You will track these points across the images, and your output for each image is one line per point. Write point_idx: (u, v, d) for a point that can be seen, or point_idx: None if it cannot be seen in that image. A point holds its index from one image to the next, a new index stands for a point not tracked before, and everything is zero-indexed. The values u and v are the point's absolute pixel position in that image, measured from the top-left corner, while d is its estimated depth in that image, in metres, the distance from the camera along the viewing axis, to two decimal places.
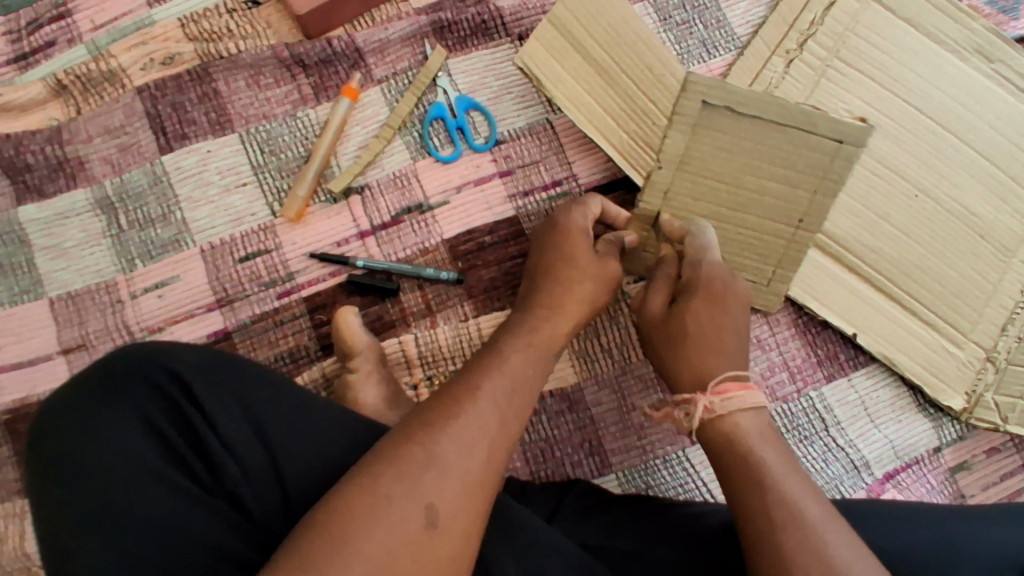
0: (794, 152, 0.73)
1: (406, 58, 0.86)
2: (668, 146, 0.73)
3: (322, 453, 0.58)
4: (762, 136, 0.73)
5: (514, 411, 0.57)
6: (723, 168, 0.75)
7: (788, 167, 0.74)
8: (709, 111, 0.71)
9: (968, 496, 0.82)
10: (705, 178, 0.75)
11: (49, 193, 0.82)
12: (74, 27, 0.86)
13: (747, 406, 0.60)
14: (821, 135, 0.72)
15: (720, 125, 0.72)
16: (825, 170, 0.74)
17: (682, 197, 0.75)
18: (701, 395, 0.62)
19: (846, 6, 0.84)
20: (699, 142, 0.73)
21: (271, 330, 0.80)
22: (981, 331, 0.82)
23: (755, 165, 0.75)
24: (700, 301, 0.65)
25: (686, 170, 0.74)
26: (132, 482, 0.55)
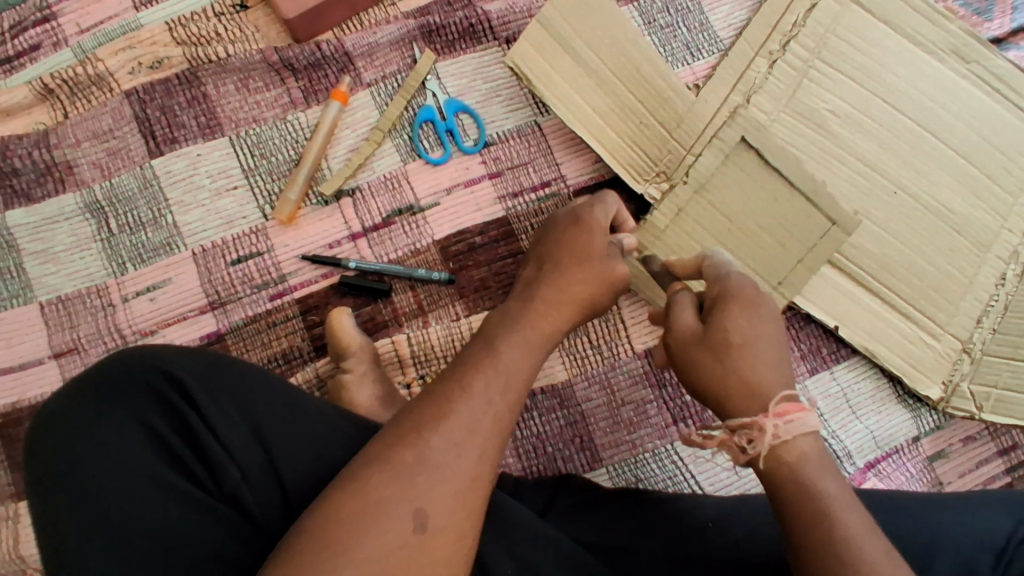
0: (792, 217, 0.83)
1: (395, 62, 0.87)
2: (699, 164, 0.83)
3: (319, 453, 0.59)
4: (771, 191, 0.83)
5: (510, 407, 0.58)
6: (732, 209, 0.83)
7: (784, 228, 0.83)
8: (742, 154, 0.83)
9: (946, 484, 0.86)
10: (718, 211, 0.83)
11: (37, 197, 0.82)
12: (60, 30, 0.85)
13: (810, 427, 0.53)
14: (822, 211, 0.82)
15: (743, 166, 0.83)
16: (814, 243, 0.83)
17: (692, 220, 0.83)
18: (762, 417, 0.53)
19: (827, 8, 0.87)
20: (724, 176, 0.83)
21: (263, 332, 0.81)
22: (958, 323, 0.85)
23: (766, 216, 0.83)
24: (739, 309, 0.57)
25: (705, 196, 0.83)
26: (133, 487, 0.55)
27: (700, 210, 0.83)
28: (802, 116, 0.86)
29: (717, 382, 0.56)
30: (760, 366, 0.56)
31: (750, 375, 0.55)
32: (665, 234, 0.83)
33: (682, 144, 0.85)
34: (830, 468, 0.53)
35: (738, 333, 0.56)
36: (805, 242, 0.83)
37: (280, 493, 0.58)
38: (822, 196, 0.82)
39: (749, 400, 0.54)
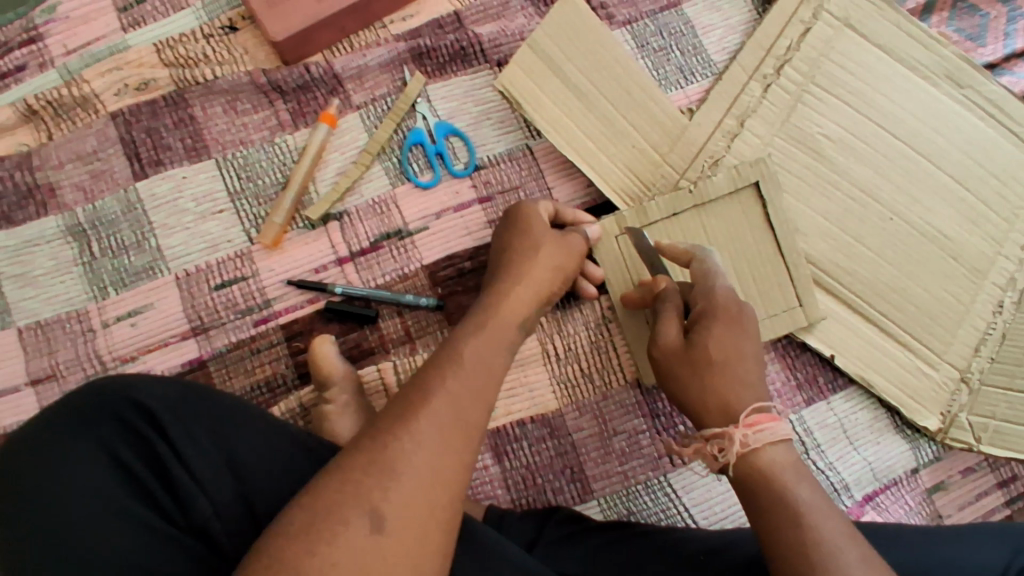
0: (767, 273, 0.80)
1: (385, 84, 0.86)
2: (712, 183, 0.80)
3: (295, 485, 0.57)
4: (760, 243, 0.80)
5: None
6: (719, 239, 0.80)
7: (754, 280, 0.80)
8: (749, 202, 0.80)
9: (945, 517, 0.84)
10: (706, 236, 0.80)
11: (18, 220, 0.81)
12: (46, 51, 0.84)
13: (778, 438, 0.56)
14: (801, 277, 0.80)
15: (747, 211, 0.80)
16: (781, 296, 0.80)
17: (679, 228, 0.80)
18: (734, 428, 0.57)
19: (820, 33, 0.86)
20: (726, 211, 0.80)
21: (246, 359, 0.79)
22: (955, 351, 0.84)
23: (744, 265, 0.80)
24: (721, 327, 0.61)
25: (703, 216, 0.80)
26: (100, 520, 0.53)
27: (691, 228, 0.80)
28: (797, 141, 0.85)
29: (693, 390, 0.61)
30: (735, 379, 0.59)
31: (724, 386, 0.59)
32: (651, 226, 0.79)
33: (674, 168, 0.84)
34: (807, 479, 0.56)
35: (718, 349, 0.60)
36: (769, 289, 0.80)
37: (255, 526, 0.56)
38: (800, 261, 0.80)
39: (719, 410, 0.59)
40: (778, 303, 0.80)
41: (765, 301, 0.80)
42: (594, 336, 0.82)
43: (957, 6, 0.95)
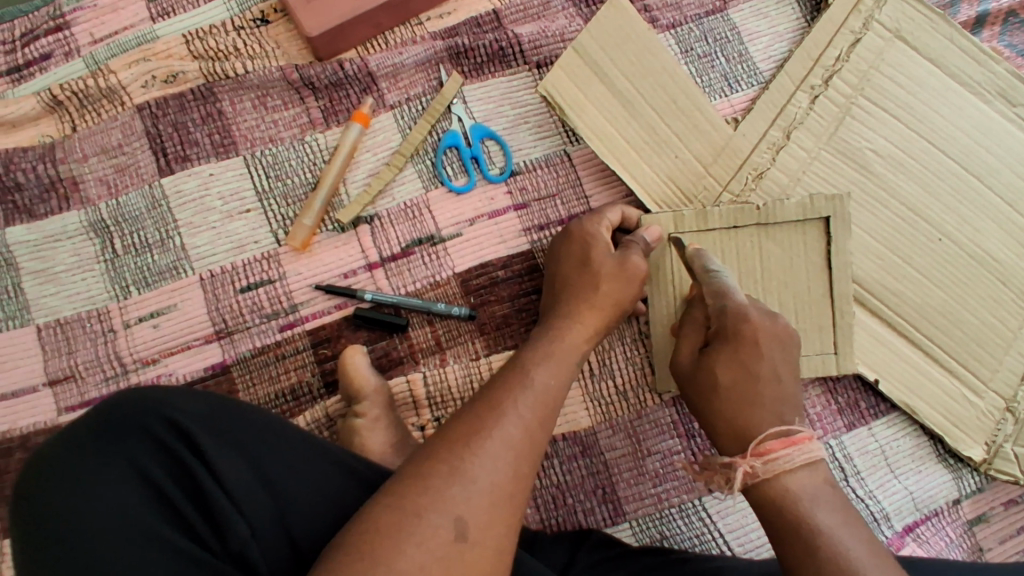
0: (808, 308, 0.75)
1: (420, 84, 0.83)
2: (782, 206, 0.74)
3: (333, 508, 0.55)
4: (810, 277, 0.75)
5: (536, 439, 0.53)
6: (767, 263, 0.75)
7: (796, 309, 0.75)
8: (814, 236, 0.75)
9: (986, 550, 0.81)
10: (758, 260, 0.75)
11: (39, 214, 0.78)
12: (72, 39, 0.82)
13: (794, 465, 0.53)
14: (843, 319, 0.75)
15: (800, 244, 0.75)
16: (820, 329, 0.75)
17: (735, 244, 0.75)
18: (740, 459, 0.54)
19: (871, 43, 0.82)
20: (789, 237, 0.75)
21: (271, 365, 0.77)
22: (1001, 379, 0.80)
23: (788, 295, 0.75)
24: (728, 352, 0.59)
25: (762, 238, 0.75)
26: (131, 544, 0.50)
27: (746, 247, 0.75)
28: (845, 154, 0.81)
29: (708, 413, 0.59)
30: (753, 404, 0.57)
31: (737, 411, 0.57)
32: (707, 234, 0.75)
33: (718, 179, 0.80)
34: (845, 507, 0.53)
35: (729, 375, 0.58)
36: (807, 327, 0.75)
37: (292, 547, 0.54)
38: (847, 302, 0.75)
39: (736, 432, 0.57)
40: (813, 343, 0.75)
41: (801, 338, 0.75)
42: (630, 352, 0.80)
43: (1010, 19, 0.92)
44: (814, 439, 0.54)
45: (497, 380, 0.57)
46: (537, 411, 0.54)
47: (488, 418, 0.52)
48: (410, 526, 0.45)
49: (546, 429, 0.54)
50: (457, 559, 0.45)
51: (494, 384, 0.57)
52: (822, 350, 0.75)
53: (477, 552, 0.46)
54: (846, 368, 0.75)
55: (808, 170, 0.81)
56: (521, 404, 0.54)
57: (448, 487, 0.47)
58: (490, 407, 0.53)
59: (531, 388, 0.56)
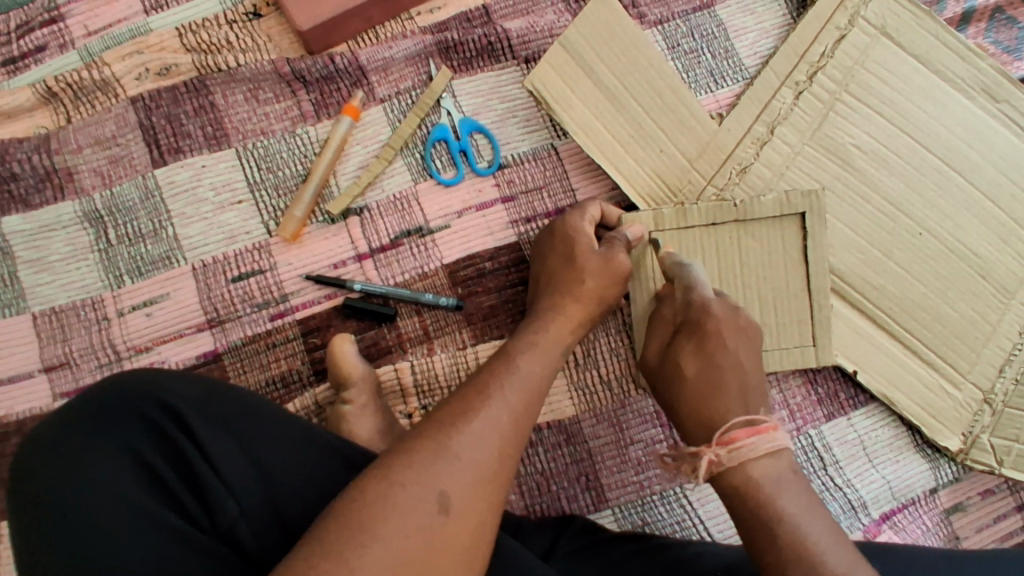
0: (787, 302, 0.77)
1: (410, 77, 0.84)
2: (760, 203, 0.75)
3: (321, 491, 0.56)
4: (789, 271, 0.77)
5: (521, 427, 0.55)
6: (746, 258, 0.76)
7: (775, 303, 0.77)
8: (791, 232, 0.76)
9: (962, 539, 0.83)
10: (738, 255, 0.76)
11: (34, 204, 0.80)
12: (67, 32, 0.83)
13: (758, 453, 0.54)
14: (820, 312, 0.77)
15: (778, 240, 0.76)
16: (799, 322, 0.77)
17: (714, 240, 0.76)
18: (706, 447, 0.56)
19: (855, 39, 0.84)
20: (768, 233, 0.76)
21: (262, 353, 0.78)
22: (979, 371, 0.82)
23: (767, 289, 0.77)
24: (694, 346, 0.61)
25: (741, 234, 0.76)
26: (123, 522, 0.52)
27: (725, 243, 0.76)
28: (828, 150, 0.83)
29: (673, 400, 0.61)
30: (720, 391, 0.58)
31: (706, 395, 0.59)
32: (687, 231, 0.76)
33: (703, 173, 0.82)
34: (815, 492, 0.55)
35: (694, 357, 0.61)
36: (786, 320, 0.77)
37: (280, 526, 0.55)
38: (825, 296, 0.76)
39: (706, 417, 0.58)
40: (791, 337, 0.77)
41: (780, 331, 0.77)
42: (614, 343, 0.81)
43: (995, 16, 0.93)
44: (779, 430, 0.56)
45: (484, 367, 0.59)
46: (517, 396, 0.56)
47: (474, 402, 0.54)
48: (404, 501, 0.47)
49: (531, 415, 0.56)
50: (435, 537, 0.47)
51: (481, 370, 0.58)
52: (800, 343, 0.77)
53: (456, 532, 0.48)
54: (824, 360, 0.77)
55: (791, 165, 0.82)
56: (507, 390, 0.56)
57: (433, 463, 0.49)
58: (471, 392, 0.54)
59: (517, 374, 0.58)
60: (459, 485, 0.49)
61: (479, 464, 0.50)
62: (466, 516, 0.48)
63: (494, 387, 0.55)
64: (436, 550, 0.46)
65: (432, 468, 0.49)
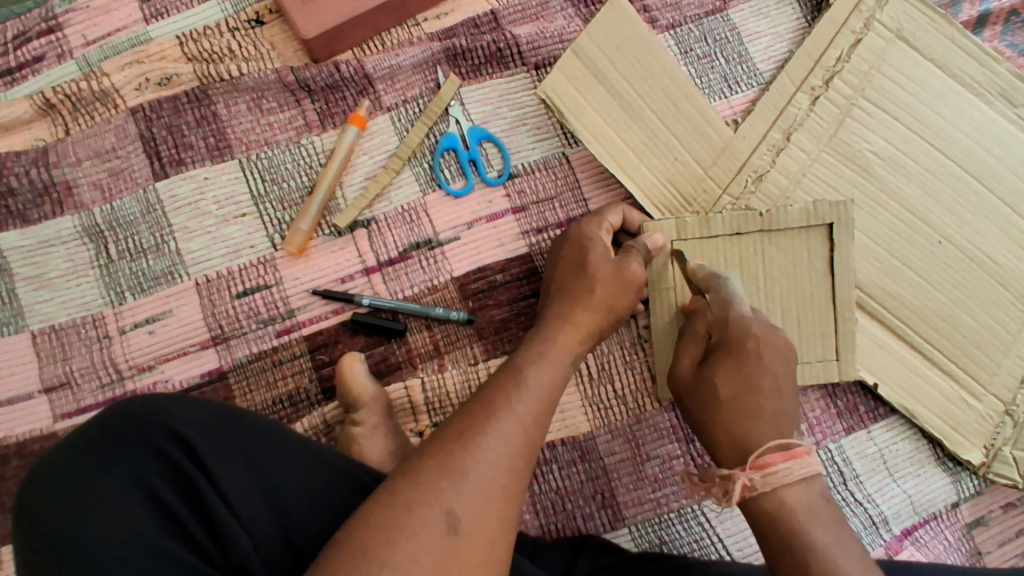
0: (810, 312, 0.75)
1: (417, 85, 0.82)
2: (785, 212, 0.73)
3: (337, 520, 0.55)
4: (813, 281, 0.74)
5: (536, 448, 0.53)
6: (769, 268, 0.75)
7: (798, 314, 0.75)
8: (817, 242, 0.74)
9: (985, 553, 0.81)
10: (762, 265, 0.74)
11: (33, 219, 0.77)
12: (65, 41, 0.80)
13: (792, 479, 0.53)
14: (846, 322, 0.74)
15: (802, 249, 0.74)
16: (823, 333, 0.75)
17: (738, 250, 0.74)
18: (739, 470, 0.54)
19: (872, 43, 0.81)
20: (793, 243, 0.74)
21: (268, 371, 0.76)
22: (1000, 382, 0.80)
23: (791, 300, 0.75)
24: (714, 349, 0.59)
25: (765, 243, 0.74)
26: (130, 557, 0.49)
27: (749, 253, 0.75)
28: (845, 157, 0.81)
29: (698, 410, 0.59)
30: (744, 403, 0.56)
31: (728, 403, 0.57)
32: (710, 240, 0.74)
33: (718, 182, 0.80)
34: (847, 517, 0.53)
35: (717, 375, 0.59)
36: (809, 333, 0.75)
37: (294, 556, 0.53)
38: (851, 306, 0.74)
39: (731, 436, 0.56)
40: (815, 349, 0.75)
41: (803, 343, 0.75)
42: (629, 356, 0.79)
43: (1011, 19, 0.91)
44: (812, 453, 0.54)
45: (492, 380, 0.57)
46: (539, 419, 0.54)
47: (481, 419, 0.52)
48: (409, 519, 0.46)
49: (541, 426, 0.54)
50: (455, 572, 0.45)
51: (487, 385, 0.56)
52: (823, 356, 0.75)
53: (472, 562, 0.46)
54: (848, 375, 0.75)
55: (808, 172, 0.80)
56: (515, 401, 0.54)
57: (450, 491, 0.47)
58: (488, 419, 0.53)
59: (524, 387, 0.56)
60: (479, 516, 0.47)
61: (490, 480, 0.48)
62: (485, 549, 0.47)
63: (502, 400, 0.54)
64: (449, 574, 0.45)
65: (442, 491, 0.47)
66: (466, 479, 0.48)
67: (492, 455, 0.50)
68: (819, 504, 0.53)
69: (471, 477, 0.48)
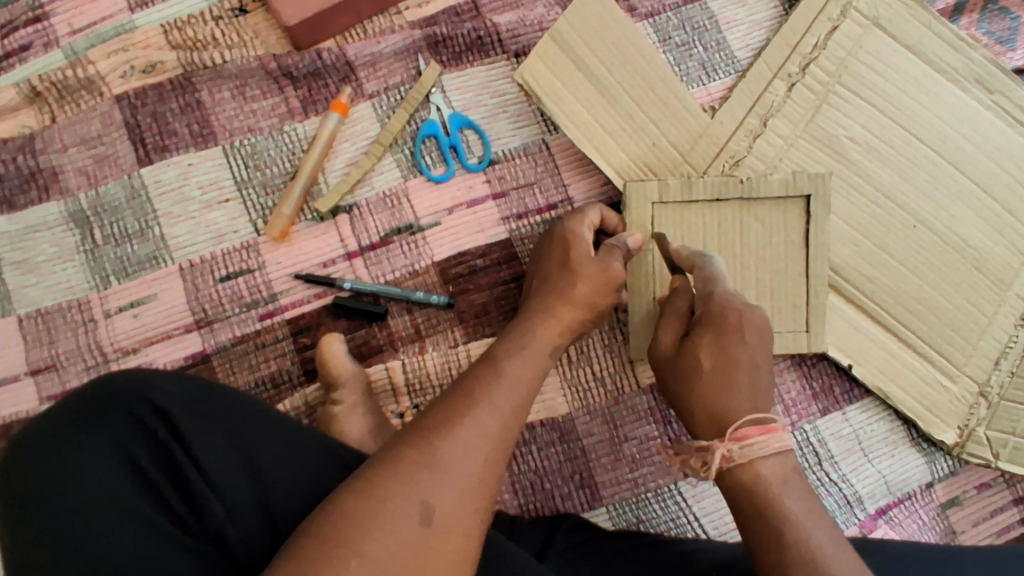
0: (783, 284, 0.75)
1: (399, 73, 0.83)
2: (766, 182, 0.74)
3: (314, 489, 0.55)
4: (789, 255, 0.75)
5: (507, 426, 0.54)
6: (745, 238, 0.75)
7: (770, 284, 0.76)
8: (794, 216, 0.75)
9: (959, 533, 0.83)
10: (738, 234, 0.75)
11: (19, 205, 0.79)
12: (51, 30, 0.81)
13: (769, 451, 0.55)
14: (817, 297, 0.75)
15: (779, 223, 0.75)
16: (796, 304, 0.76)
17: (717, 216, 0.75)
18: (719, 442, 0.56)
19: (849, 30, 0.82)
20: (770, 215, 0.75)
21: (251, 354, 0.77)
22: (975, 363, 0.81)
23: (766, 271, 0.75)
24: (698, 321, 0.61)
25: (744, 212, 0.75)
26: (107, 524, 0.51)
27: (728, 221, 0.76)
28: (821, 142, 0.82)
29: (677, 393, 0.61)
30: (728, 388, 0.58)
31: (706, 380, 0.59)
32: (691, 205, 0.75)
33: (695, 166, 0.81)
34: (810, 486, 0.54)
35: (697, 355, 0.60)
36: (781, 304, 0.75)
37: (269, 526, 0.54)
38: (824, 285, 0.75)
39: None
40: (786, 320, 0.76)
41: (776, 315, 0.76)
42: (608, 340, 0.81)
43: (988, 7, 0.92)
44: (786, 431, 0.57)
45: (471, 372, 0.58)
46: (510, 400, 0.55)
47: (460, 412, 0.53)
48: (387, 509, 0.47)
49: (516, 411, 0.56)
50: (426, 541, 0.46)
51: (467, 377, 0.58)
52: (795, 328, 0.76)
53: (440, 532, 0.47)
54: (817, 348, 0.76)
55: (785, 157, 0.81)
56: (496, 397, 0.55)
57: (419, 473, 0.49)
58: (463, 399, 0.54)
59: (503, 376, 0.57)
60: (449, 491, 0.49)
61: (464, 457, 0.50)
62: (458, 527, 0.48)
63: (481, 394, 0.55)
64: (426, 558, 0.46)
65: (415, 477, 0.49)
66: (442, 469, 0.49)
67: (472, 437, 0.52)
68: (783, 472, 0.54)
69: (448, 469, 0.49)
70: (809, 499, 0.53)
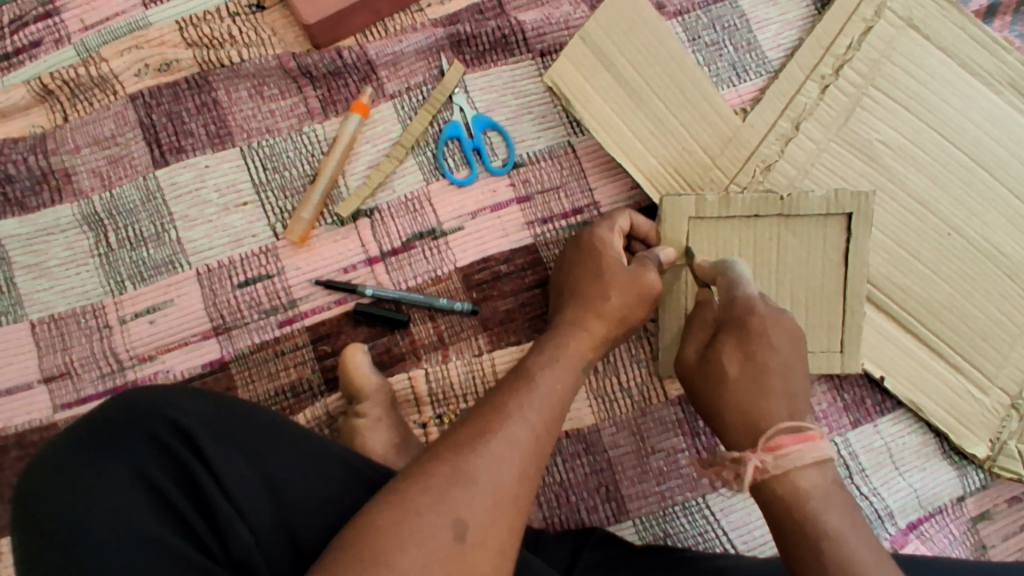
0: (818, 302, 0.73)
1: (420, 73, 0.80)
2: (806, 199, 0.71)
3: (339, 513, 0.54)
4: (825, 273, 0.73)
5: (542, 445, 0.52)
6: (781, 255, 0.73)
7: (804, 303, 0.73)
8: (834, 232, 0.72)
9: (989, 548, 0.81)
10: (774, 250, 0.73)
11: (31, 207, 0.76)
12: (62, 26, 0.79)
13: (805, 461, 0.52)
14: (852, 317, 0.73)
15: (818, 241, 0.73)
16: (832, 323, 0.73)
17: (753, 233, 0.73)
18: (752, 453, 0.54)
19: (883, 31, 0.80)
20: (809, 232, 0.73)
21: (270, 362, 0.75)
22: (1007, 375, 0.79)
23: (801, 289, 0.73)
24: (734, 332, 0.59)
25: (781, 229, 0.73)
26: (129, 550, 0.48)
27: (764, 237, 0.73)
28: (854, 146, 0.79)
29: (714, 407, 0.59)
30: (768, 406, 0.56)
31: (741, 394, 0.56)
32: (726, 221, 0.73)
33: (725, 171, 0.79)
34: (854, 506, 0.52)
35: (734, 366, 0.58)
36: (815, 323, 0.73)
37: (295, 551, 0.53)
38: (860, 303, 0.73)
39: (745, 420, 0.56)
40: (819, 339, 0.74)
41: (810, 333, 0.74)
42: (635, 349, 0.79)
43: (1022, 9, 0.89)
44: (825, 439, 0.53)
45: (505, 386, 0.56)
46: (544, 415, 0.54)
47: (495, 424, 0.51)
48: (418, 530, 0.45)
49: (550, 428, 0.54)
50: (461, 564, 0.45)
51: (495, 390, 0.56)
52: (827, 347, 0.74)
53: (476, 556, 0.45)
54: (851, 367, 0.73)
55: (817, 162, 0.79)
56: (528, 410, 0.53)
57: (454, 490, 0.47)
58: (496, 411, 0.52)
59: (535, 391, 0.55)
60: (484, 514, 0.47)
61: (499, 478, 0.48)
62: (493, 558, 0.46)
63: (512, 408, 0.53)
64: None
65: (450, 492, 0.47)
66: (474, 484, 0.47)
67: (507, 451, 0.50)
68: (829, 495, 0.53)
69: (484, 490, 0.47)
70: (856, 518, 0.51)
